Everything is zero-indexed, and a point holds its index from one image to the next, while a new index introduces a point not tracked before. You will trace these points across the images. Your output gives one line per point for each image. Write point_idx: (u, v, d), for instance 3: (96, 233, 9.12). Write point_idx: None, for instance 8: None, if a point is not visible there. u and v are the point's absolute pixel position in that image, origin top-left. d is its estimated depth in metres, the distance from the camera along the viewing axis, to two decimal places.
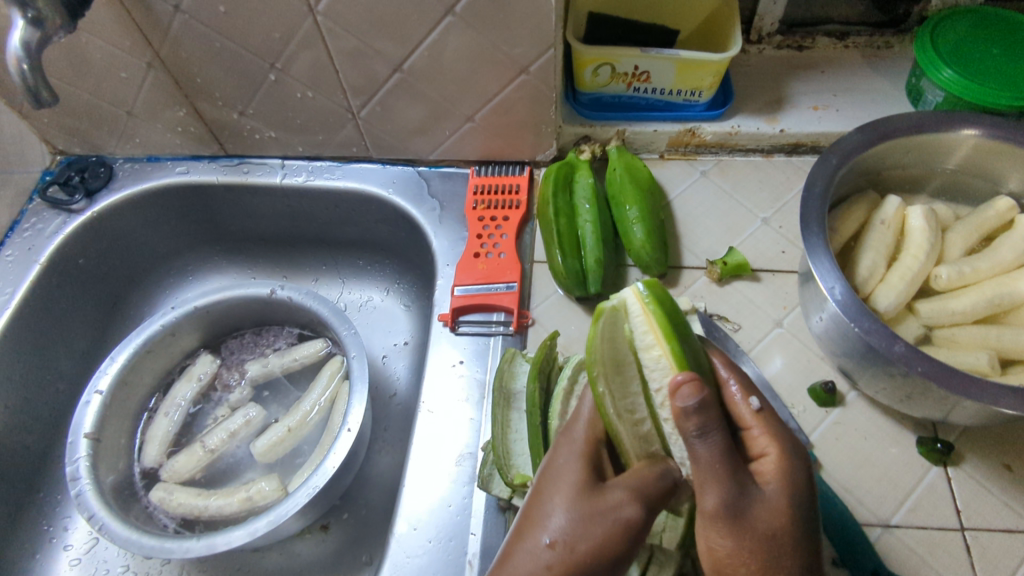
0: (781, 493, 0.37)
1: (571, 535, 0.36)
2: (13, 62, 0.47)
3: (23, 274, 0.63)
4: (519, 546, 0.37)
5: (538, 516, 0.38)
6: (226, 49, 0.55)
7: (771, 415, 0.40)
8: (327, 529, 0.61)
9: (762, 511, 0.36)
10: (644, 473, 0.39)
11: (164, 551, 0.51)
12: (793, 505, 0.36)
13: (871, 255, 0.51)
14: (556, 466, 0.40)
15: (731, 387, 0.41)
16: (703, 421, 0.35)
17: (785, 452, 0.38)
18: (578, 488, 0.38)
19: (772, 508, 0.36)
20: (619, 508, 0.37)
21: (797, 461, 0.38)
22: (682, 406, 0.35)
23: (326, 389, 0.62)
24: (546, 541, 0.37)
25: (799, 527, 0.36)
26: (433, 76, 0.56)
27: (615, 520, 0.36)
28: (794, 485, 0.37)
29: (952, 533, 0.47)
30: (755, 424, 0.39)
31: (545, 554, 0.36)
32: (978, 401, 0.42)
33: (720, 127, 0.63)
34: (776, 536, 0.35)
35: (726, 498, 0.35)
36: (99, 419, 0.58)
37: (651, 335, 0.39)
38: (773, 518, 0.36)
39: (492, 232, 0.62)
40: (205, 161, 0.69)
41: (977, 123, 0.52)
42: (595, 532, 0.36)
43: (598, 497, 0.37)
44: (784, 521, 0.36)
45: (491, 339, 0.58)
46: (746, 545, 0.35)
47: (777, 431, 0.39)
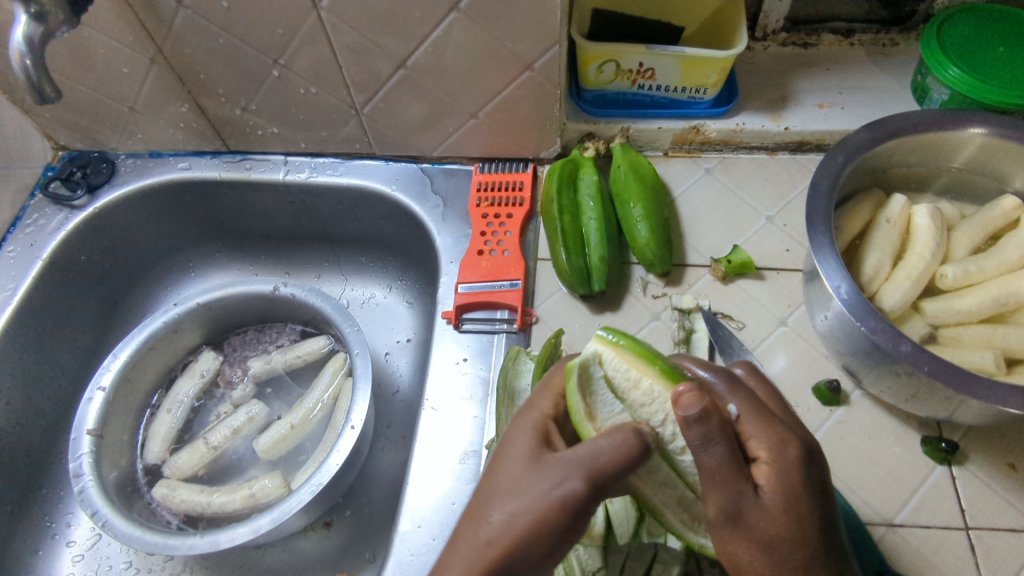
0: (779, 499, 0.35)
1: (512, 517, 0.34)
2: (16, 57, 0.47)
3: (26, 271, 0.62)
4: (464, 530, 0.35)
5: (484, 496, 0.36)
6: (229, 45, 0.55)
7: (758, 411, 0.37)
8: (330, 526, 0.61)
9: (763, 520, 0.35)
10: (593, 441, 0.35)
11: (167, 548, 0.51)
12: (795, 510, 0.35)
13: (877, 253, 0.51)
14: (511, 439, 0.38)
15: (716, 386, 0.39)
16: (706, 432, 0.33)
17: (784, 451, 0.36)
18: (524, 463, 0.36)
19: (774, 513, 0.35)
20: (563, 483, 0.34)
21: (796, 460, 0.36)
22: (683, 416, 0.33)
23: (329, 386, 0.62)
24: (489, 520, 0.35)
25: (803, 527, 0.36)
26: (438, 72, 0.56)
27: (559, 498, 0.34)
28: (796, 485, 0.36)
29: (956, 532, 0.47)
30: (746, 427, 0.37)
31: (486, 534, 0.34)
32: (984, 401, 0.42)
33: (724, 124, 0.63)
34: (777, 542, 0.35)
35: (726, 505, 0.35)
36: (102, 416, 0.58)
37: (637, 369, 0.37)
38: (775, 524, 0.35)
39: (495, 229, 0.62)
40: (207, 157, 0.68)
41: (984, 121, 0.51)
42: (534, 508, 0.34)
43: (541, 470, 0.35)
44: (788, 527, 0.35)
45: (494, 337, 0.58)
46: (749, 546, 0.35)
47: (773, 429, 0.37)
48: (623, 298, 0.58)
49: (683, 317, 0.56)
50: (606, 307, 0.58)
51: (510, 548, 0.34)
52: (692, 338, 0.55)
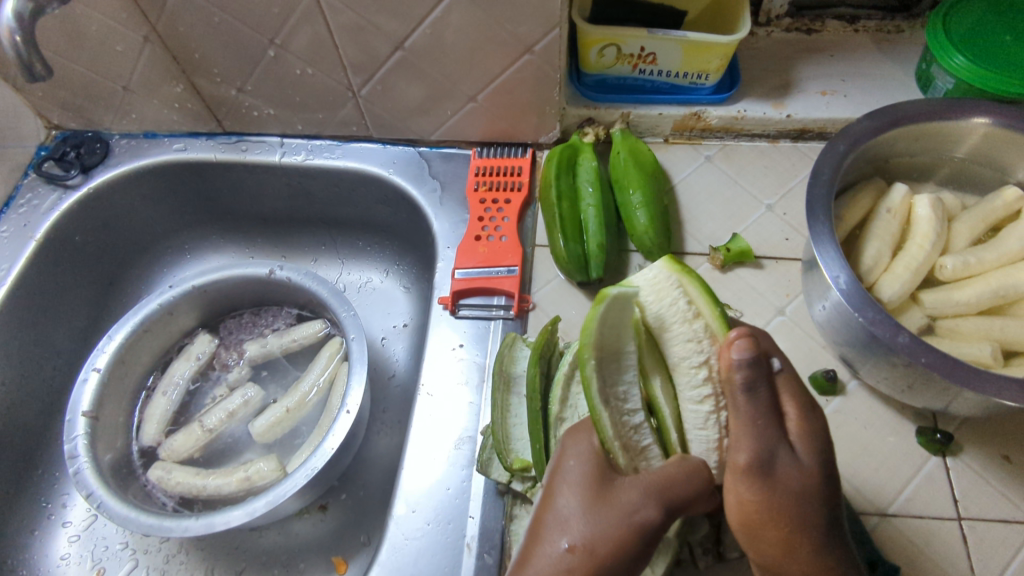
0: (803, 448, 0.36)
1: (591, 542, 0.35)
2: (6, 33, 0.46)
3: (19, 251, 0.62)
4: (535, 549, 0.36)
5: (553, 519, 0.36)
6: (223, 24, 0.54)
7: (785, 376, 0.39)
8: (326, 509, 0.61)
9: (794, 471, 0.35)
10: (671, 469, 0.36)
11: (162, 529, 0.51)
12: (821, 466, 0.36)
13: (876, 243, 0.51)
14: (569, 460, 0.37)
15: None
16: (753, 377, 0.35)
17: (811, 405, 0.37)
18: (596, 489, 0.36)
19: (802, 467, 0.36)
20: (641, 510, 0.35)
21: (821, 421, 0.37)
22: (738, 357, 0.34)
23: (325, 369, 0.61)
24: (564, 544, 0.35)
25: (825, 488, 0.36)
26: (436, 54, 0.55)
27: (637, 524, 0.35)
28: (819, 443, 0.37)
29: (948, 522, 0.47)
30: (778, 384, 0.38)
31: (565, 558, 0.35)
32: (980, 392, 0.41)
33: (725, 110, 0.62)
34: (805, 493, 0.35)
35: (761, 452, 0.35)
36: (96, 397, 0.58)
37: (696, 303, 0.38)
38: (800, 473, 0.35)
39: (493, 214, 0.62)
40: (203, 138, 0.68)
41: (988, 111, 0.51)
42: (616, 535, 0.35)
43: (614, 498, 0.35)
44: (811, 478, 0.35)
45: (491, 323, 0.58)
46: (777, 497, 0.35)
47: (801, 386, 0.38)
48: (621, 286, 0.58)
49: None
50: None
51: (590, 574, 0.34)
52: None
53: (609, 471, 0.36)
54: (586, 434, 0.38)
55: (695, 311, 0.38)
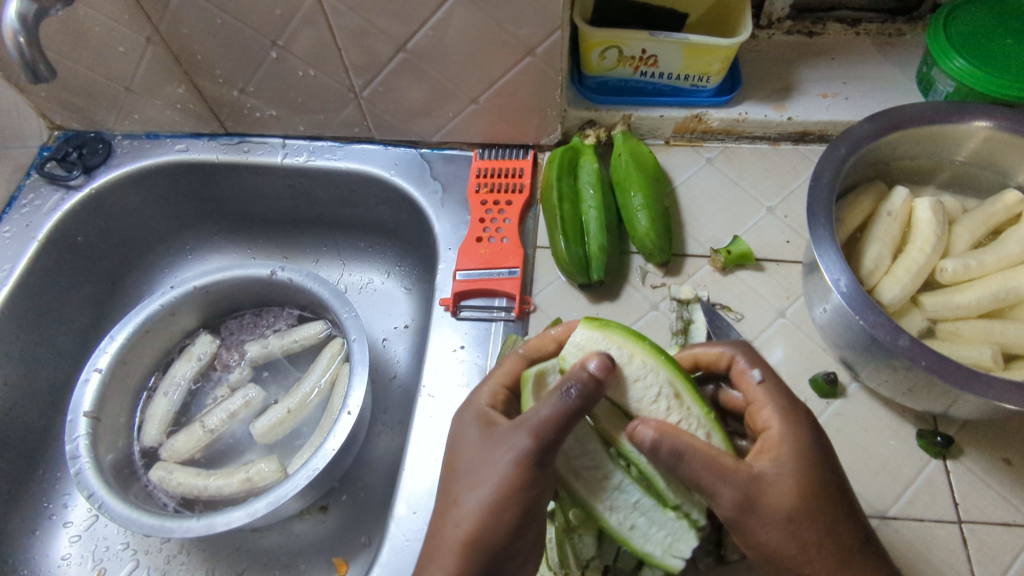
0: (788, 470, 0.38)
1: (477, 495, 0.38)
2: (10, 33, 0.46)
3: (21, 251, 0.62)
4: (441, 517, 0.39)
5: (451, 482, 0.40)
6: (226, 25, 0.54)
7: (772, 385, 0.41)
8: (326, 510, 0.61)
9: (778, 495, 0.37)
10: (535, 399, 0.36)
11: (163, 530, 0.51)
12: (805, 479, 0.38)
13: (877, 246, 0.51)
14: (462, 423, 0.42)
15: (738, 364, 0.43)
16: (671, 447, 0.37)
17: (787, 421, 0.39)
18: (479, 442, 0.39)
19: (784, 490, 0.37)
20: (515, 447, 0.37)
21: (799, 435, 0.39)
22: (643, 439, 0.37)
23: (326, 370, 0.62)
24: (461, 502, 0.38)
25: (815, 500, 0.38)
26: (438, 56, 0.55)
27: (513, 463, 0.37)
28: (800, 459, 0.38)
29: (948, 525, 0.47)
30: (760, 397, 0.41)
31: (460, 514, 0.38)
32: (980, 396, 0.42)
33: (726, 113, 0.62)
34: (795, 514, 0.37)
35: (738, 495, 0.37)
36: (98, 398, 0.58)
37: (627, 347, 0.41)
38: (787, 496, 0.37)
39: (495, 216, 0.62)
40: (205, 139, 0.68)
41: (990, 114, 0.51)
42: (496, 482, 0.37)
43: (491, 445, 0.38)
44: (800, 497, 0.37)
45: (492, 325, 0.58)
46: (769, 524, 0.37)
47: (781, 402, 0.40)
48: (622, 288, 0.58)
49: (682, 307, 0.56)
50: (604, 297, 0.58)
51: (487, 522, 0.37)
52: (690, 328, 0.55)
53: (489, 426, 0.40)
54: (480, 395, 0.43)
55: (628, 354, 0.41)
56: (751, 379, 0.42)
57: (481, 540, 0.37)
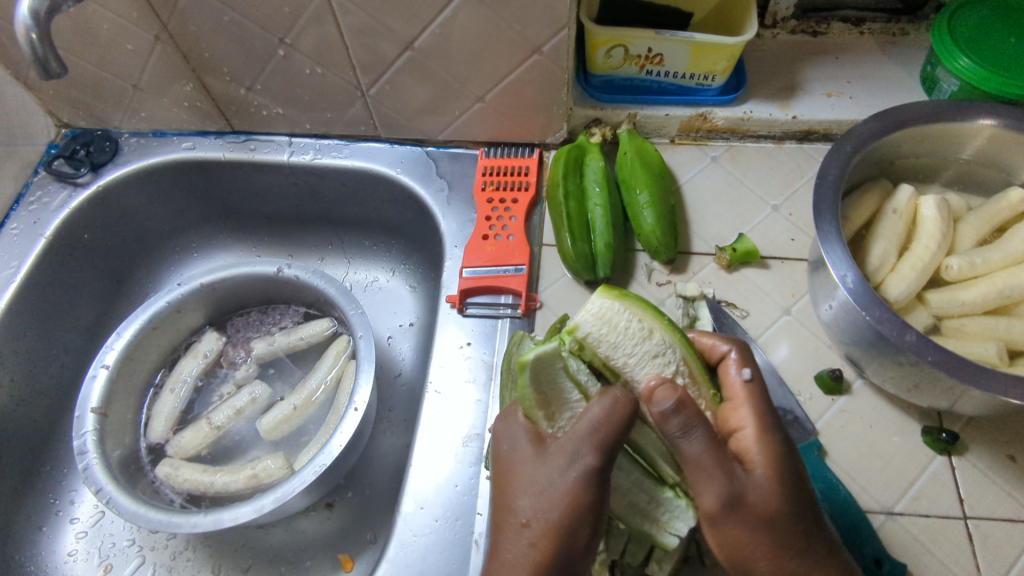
0: (765, 471, 0.38)
1: (542, 512, 0.37)
2: (22, 31, 0.46)
3: (29, 248, 0.62)
4: (502, 538, 0.39)
5: (506, 501, 0.39)
6: (234, 23, 0.55)
7: (755, 387, 0.41)
8: (332, 506, 0.61)
9: (757, 496, 0.37)
10: (590, 420, 0.37)
11: (171, 525, 0.51)
12: (783, 483, 0.38)
13: (883, 243, 0.51)
14: (506, 440, 0.41)
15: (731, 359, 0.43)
16: (684, 420, 0.36)
17: (762, 425, 0.39)
18: (534, 460, 0.39)
19: (764, 492, 0.37)
20: (578, 462, 0.37)
21: (777, 435, 0.39)
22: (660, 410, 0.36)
23: (332, 368, 0.62)
24: (521, 521, 0.38)
25: (793, 501, 0.38)
26: (445, 54, 0.55)
27: (580, 478, 0.37)
28: (778, 459, 0.38)
29: (954, 521, 0.48)
30: (739, 395, 0.41)
31: (526, 533, 0.38)
32: (986, 391, 0.42)
33: (732, 112, 0.63)
34: (773, 516, 0.37)
35: (725, 489, 0.37)
36: (105, 394, 0.58)
37: (645, 321, 0.41)
38: (766, 495, 0.37)
39: (501, 214, 0.62)
40: (212, 137, 0.68)
41: (995, 113, 0.51)
42: (561, 499, 0.37)
43: (551, 460, 0.38)
44: (778, 499, 0.38)
45: (498, 322, 0.58)
46: (747, 527, 0.37)
47: (756, 405, 0.40)
48: (628, 285, 0.58)
49: (687, 304, 0.56)
50: None
51: (554, 539, 0.37)
52: (696, 325, 0.56)
53: (539, 443, 0.40)
54: (513, 413, 0.42)
55: (647, 328, 0.41)
56: (737, 380, 0.42)
57: (552, 557, 0.37)
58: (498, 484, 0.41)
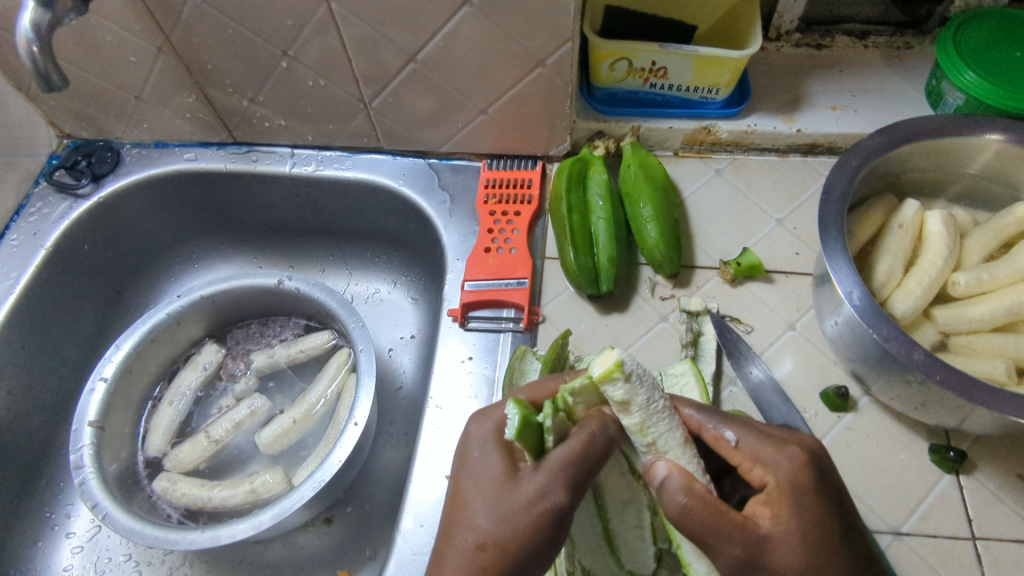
0: (790, 529, 0.36)
1: (498, 536, 0.36)
2: (22, 43, 0.45)
3: (29, 259, 0.62)
4: (449, 547, 0.38)
5: (460, 513, 0.38)
6: (238, 35, 0.55)
7: (750, 439, 0.39)
8: (331, 521, 0.60)
9: (781, 551, 0.36)
10: (571, 450, 0.36)
11: (168, 542, 0.50)
12: (809, 533, 0.36)
13: (889, 258, 0.51)
14: (477, 453, 0.39)
15: (707, 429, 0.40)
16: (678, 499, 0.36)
17: (787, 473, 0.37)
18: (501, 482, 0.37)
19: (789, 546, 0.36)
20: (547, 495, 0.36)
21: (800, 480, 0.37)
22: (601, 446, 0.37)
23: (332, 381, 0.61)
24: (475, 540, 0.37)
25: (823, 548, 0.36)
26: (449, 67, 0.55)
27: (546, 510, 0.36)
28: (802, 508, 0.37)
29: (963, 541, 0.47)
30: (746, 456, 0.38)
31: (478, 556, 0.37)
32: (995, 410, 0.41)
33: (736, 125, 0.62)
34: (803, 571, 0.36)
35: (742, 551, 0.35)
36: (103, 408, 0.57)
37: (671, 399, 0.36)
38: (795, 554, 0.36)
39: (503, 226, 0.62)
40: (213, 148, 0.68)
41: (1002, 128, 0.51)
42: (521, 525, 0.36)
43: (519, 487, 0.37)
44: (805, 557, 0.36)
45: (500, 336, 0.57)
46: None
47: (776, 455, 0.38)
48: (631, 299, 0.58)
49: (691, 319, 0.56)
50: (613, 308, 0.57)
51: (503, 563, 0.36)
52: (700, 340, 0.55)
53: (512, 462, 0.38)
54: (493, 418, 0.40)
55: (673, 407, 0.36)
56: (727, 443, 0.39)
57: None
58: (454, 493, 0.39)
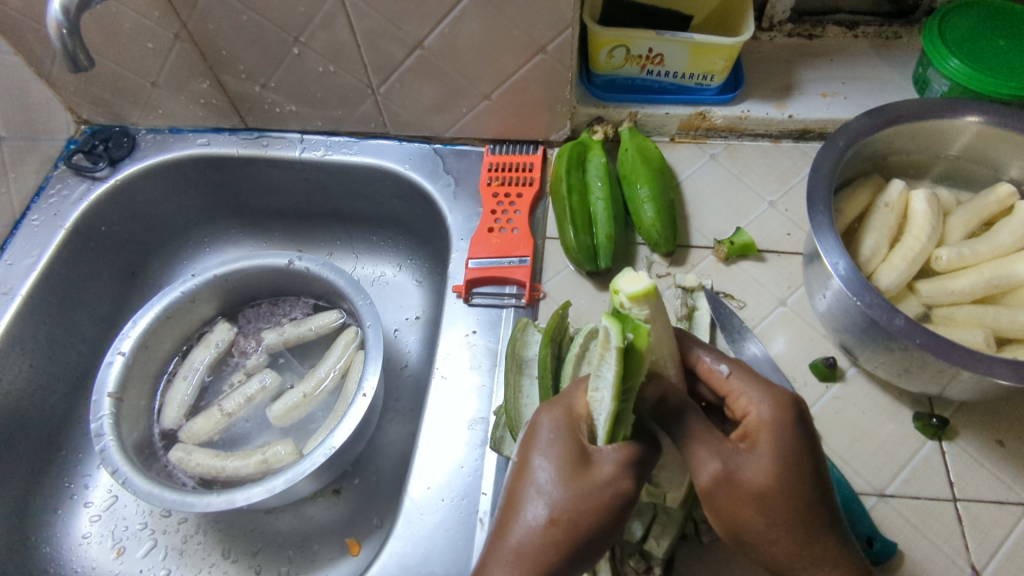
0: (765, 451, 0.39)
1: (571, 513, 0.37)
2: (54, 27, 0.48)
3: (49, 239, 0.64)
4: (515, 519, 0.38)
5: (527, 490, 0.39)
6: (252, 22, 0.57)
7: (740, 373, 0.42)
8: (339, 492, 0.63)
9: (753, 471, 0.38)
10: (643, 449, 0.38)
11: (185, 505, 0.52)
12: (781, 460, 0.39)
13: (875, 235, 0.53)
14: (546, 434, 0.39)
15: (704, 361, 0.44)
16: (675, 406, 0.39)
17: (770, 407, 0.40)
18: (573, 465, 0.38)
19: (760, 468, 0.38)
20: (618, 482, 0.38)
21: (781, 415, 0.40)
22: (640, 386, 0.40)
23: (340, 357, 0.64)
24: (543, 514, 0.38)
25: (792, 480, 0.38)
26: (455, 53, 0.57)
27: (616, 495, 0.37)
28: (780, 436, 0.39)
29: (944, 503, 0.49)
30: (735, 387, 0.42)
31: (547, 531, 0.37)
32: (973, 372, 0.43)
33: (729, 111, 0.65)
34: (769, 492, 0.38)
35: (718, 464, 0.38)
36: (121, 379, 0.60)
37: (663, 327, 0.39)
38: (766, 475, 0.38)
39: (506, 208, 0.64)
40: (226, 134, 0.70)
41: (982, 110, 0.53)
42: (593, 507, 0.37)
43: (594, 469, 0.38)
44: (773, 477, 0.38)
45: (503, 311, 0.60)
46: (741, 501, 0.38)
47: (761, 390, 0.41)
48: None
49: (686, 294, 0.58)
50: (612, 285, 0.60)
51: (569, 542, 0.37)
52: (694, 315, 0.57)
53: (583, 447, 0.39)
54: (562, 404, 0.40)
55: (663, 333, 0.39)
56: (719, 375, 0.42)
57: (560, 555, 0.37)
58: (521, 472, 0.40)
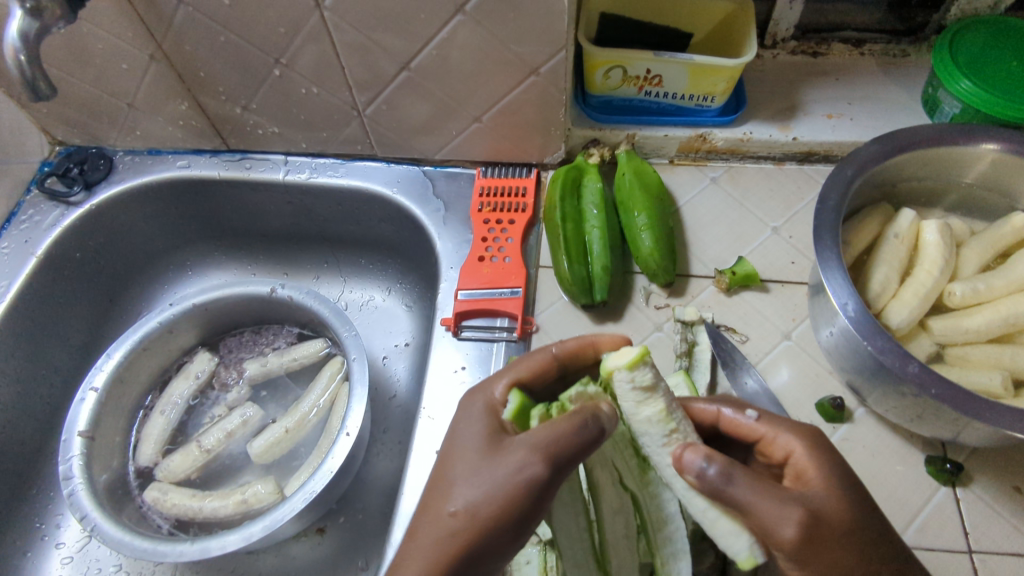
0: (827, 485, 0.36)
1: (474, 507, 0.35)
2: (11, 52, 0.45)
3: (20, 267, 0.62)
4: (426, 517, 0.36)
5: (442, 485, 0.37)
6: (230, 43, 0.54)
7: (768, 416, 0.41)
8: (323, 532, 0.60)
9: (829, 507, 0.35)
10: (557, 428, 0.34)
11: (157, 554, 0.50)
12: (846, 492, 0.36)
13: (884, 269, 0.50)
14: (465, 420, 0.39)
15: (726, 415, 0.42)
16: (722, 468, 0.34)
17: (807, 442, 0.38)
18: (483, 452, 0.36)
19: (831, 503, 0.35)
20: (525, 468, 0.34)
21: (822, 447, 0.38)
22: (697, 468, 0.35)
23: (325, 390, 0.61)
24: (450, 509, 0.35)
25: (862, 510, 0.36)
26: (443, 75, 0.55)
27: (520, 483, 0.34)
28: (832, 468, 0.37)
29: (959, 555, 0.46)
30: (766, 431, 0.40)
31: (450, 523, 0.35)
32: (989, 424, 0.41)
33: (731, 133, 0.62)
34: (852, 526, 0.35)
35: (803, 513, 0.34)
36: (94, 417, 0.57)
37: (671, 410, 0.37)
38: (839, 507, 0.35)
39: (497, 235, 0.61)
40: (207, 155, 0.67)
41: (998, 138, 0.50)
42: (498, 497, 0.34)
43: (501, 456, 0.35)
44: (845, 508, 0.36)
45: (494, 345, 0.57)
46: (831, 547, 0.34)
47: (792, 427, 0.40)
48: (625, 308, 0.58)
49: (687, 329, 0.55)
50: (607, 317, 0.57)
51: (474, 538, 0.35)
52: (694, 351, 0.55)
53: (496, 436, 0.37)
54: (484, 390, 0.40)
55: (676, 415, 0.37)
56: (748, 421, 0.41)
57: (468, 551, 0.35)
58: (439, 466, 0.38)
